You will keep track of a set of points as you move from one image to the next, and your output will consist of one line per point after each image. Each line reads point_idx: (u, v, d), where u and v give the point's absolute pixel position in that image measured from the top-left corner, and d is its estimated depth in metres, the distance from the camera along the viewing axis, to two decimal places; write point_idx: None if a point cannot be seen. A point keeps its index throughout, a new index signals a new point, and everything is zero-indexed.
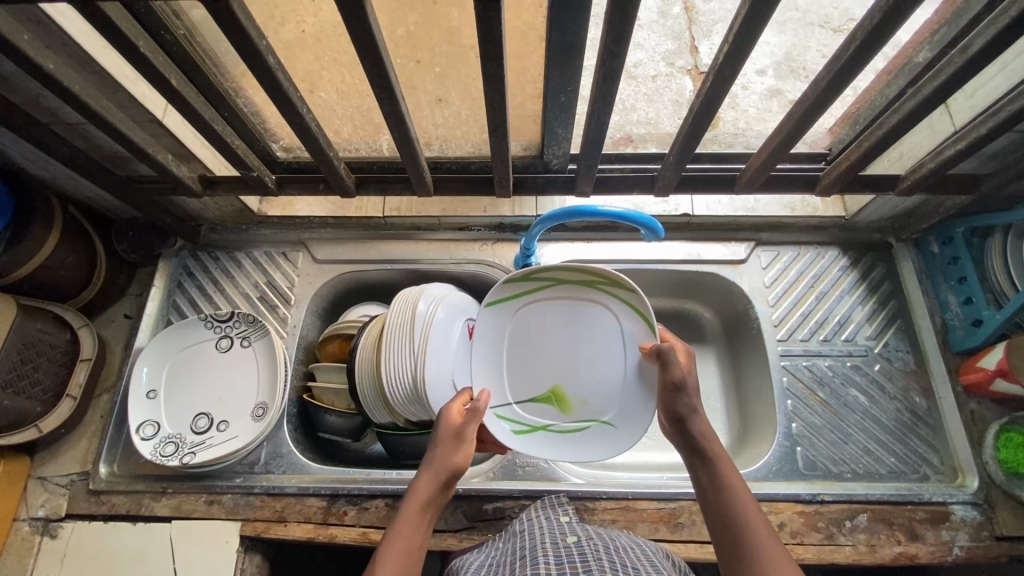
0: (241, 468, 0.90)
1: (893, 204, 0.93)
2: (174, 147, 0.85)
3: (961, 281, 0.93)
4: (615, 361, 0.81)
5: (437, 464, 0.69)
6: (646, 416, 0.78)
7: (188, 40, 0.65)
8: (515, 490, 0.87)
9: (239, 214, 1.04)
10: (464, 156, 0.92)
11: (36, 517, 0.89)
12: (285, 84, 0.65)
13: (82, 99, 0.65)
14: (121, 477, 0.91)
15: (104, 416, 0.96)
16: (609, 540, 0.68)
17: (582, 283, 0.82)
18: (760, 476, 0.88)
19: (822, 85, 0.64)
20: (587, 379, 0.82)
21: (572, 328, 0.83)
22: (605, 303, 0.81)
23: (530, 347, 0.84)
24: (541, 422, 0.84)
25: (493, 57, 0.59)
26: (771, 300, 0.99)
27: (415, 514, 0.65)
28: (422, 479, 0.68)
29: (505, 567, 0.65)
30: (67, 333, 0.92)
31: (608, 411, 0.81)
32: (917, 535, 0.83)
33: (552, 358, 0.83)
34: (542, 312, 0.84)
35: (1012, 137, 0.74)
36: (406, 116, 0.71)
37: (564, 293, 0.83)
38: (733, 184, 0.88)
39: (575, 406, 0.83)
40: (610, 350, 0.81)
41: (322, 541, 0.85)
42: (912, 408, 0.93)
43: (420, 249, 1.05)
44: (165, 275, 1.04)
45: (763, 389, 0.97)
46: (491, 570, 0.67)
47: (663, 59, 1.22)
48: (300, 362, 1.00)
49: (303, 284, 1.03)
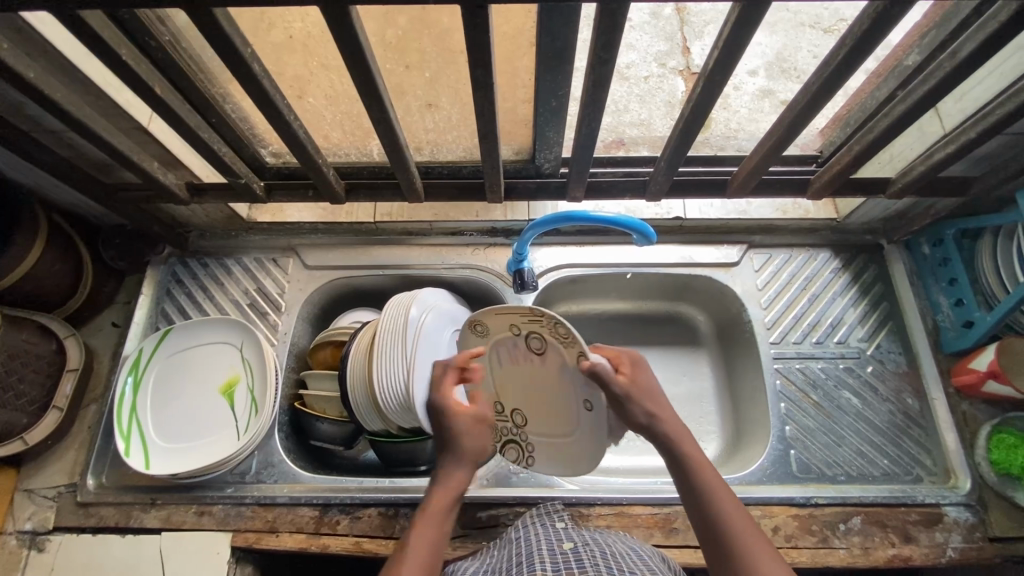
0: (231, 477, 0.89)
1: (884, 207, 0.93)
2: (161, 154, 0.84)
3: (951, 283, 0.93)
4: (208, 360, 0.95)
5: (455, 453, 0.69)
6: (265, 372, 0.91)
7: (171, 47, 0.64)
8: (510, 497, 0.86)
9: (228, 220, 1.03)
10: (456, 161, 0.89)
11: (23, 530, 0.87)
12: (271, 91, 0.64)
13: (63, 106, 0.64)
14: (109, 489, 0.89)
15: (91, 427, 0.95)
16: (603, 545, 0.68)
17: (155, 341, 0.94)
18: (755, 480, 0.88)
19: (812, 89, 0.64)
20: (209, 378, 0.94)
21: (166, 372, 0.94)
22: (175, 336, 0.95)
23: (172, 416, 0.91)
24: (246, 403, 0.91)
25: (482, 63, 0.59)
26: (763, 303, 0.99)
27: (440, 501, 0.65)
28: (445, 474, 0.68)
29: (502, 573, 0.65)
30: (53, 343, 0.90)
31: (239, 364, 0.94)
32: (911, 537, 0.83)
33: (188, 399, 0.92)
34: (146, 387, 0.92)
35: (1003, 139, 0.74)
36: (396, 122, 0.71)
37: (193, 340, 0.96)
38: (724, 189, 0.88)
39: (239, 393, 0.92)
40: (195, 353, 0.95)
41: (315, 551, 0.84)
42: (905, 409, 0.93)
43: (412, 254, 1.04)
44: (153, 282, 1.02)
45: (757, 392, 0.97)
46: None
47: (655, 60, 1.22)
48: (291, 370, 0.99)
49: (294, 291, 1.02)
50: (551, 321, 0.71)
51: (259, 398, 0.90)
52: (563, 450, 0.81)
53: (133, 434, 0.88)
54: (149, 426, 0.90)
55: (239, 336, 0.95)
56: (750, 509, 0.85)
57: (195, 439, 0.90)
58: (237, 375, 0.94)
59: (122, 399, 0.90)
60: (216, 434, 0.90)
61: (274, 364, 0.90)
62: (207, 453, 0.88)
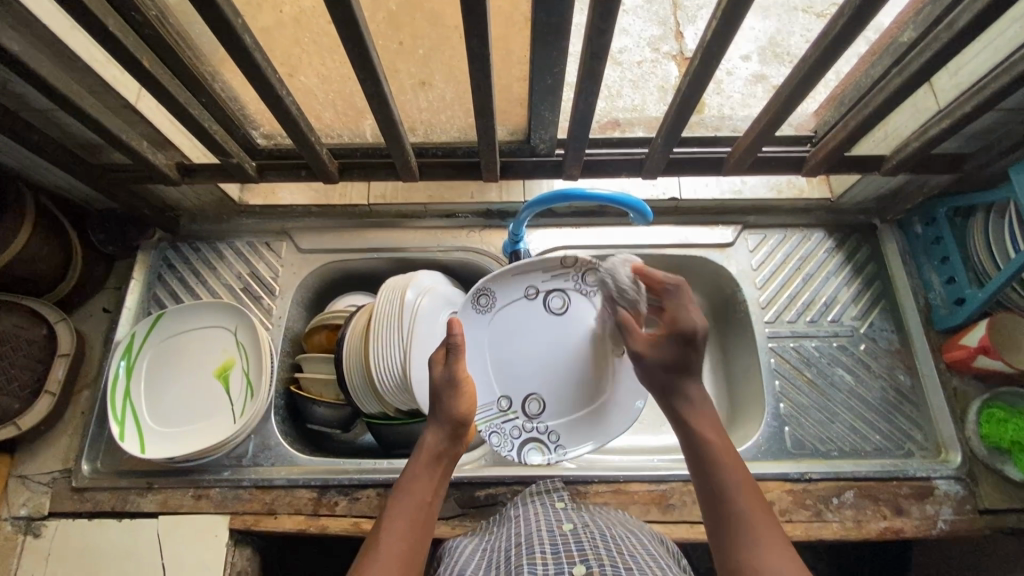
0: (228, 461, 0.89)
1: (877, 185, 0.94)
2: (149, 134, 0.82)
3: (944, 261, 0.94)
4: (201, 346, 0.94)
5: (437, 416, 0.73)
6: (260, 354, 0.90)
7: (160, 20, 0.62)
8: (507, 476, 0.87)
9: (219, 203, 1.01)
10: (450, 141, 0.91)
11: (18, 516, 0.87)
12: (262, 64, 0.62)
13: (47, 81, 0.62)
14: (104, 474, 0.89)
15: (85, 412, 0.94)
16: (605, 527, 0.68)
17: (148, 325, 0.93)
18: (750, 457, 0.89)
19: (807, 64, 0.64)
20: (203, 363, 0.93)
21: (159, 357, 0.93)
22: (171, 326, 0.94)
23: (167, 401, 0.90)
24: (242, 385, 0.91)
25: (478, 33, 0.58)
26: (758, 283, 1.00)
27: (424, 463, 0.69)
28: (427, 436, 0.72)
29: (501, 554, 0.65)
30: (43, 328, 0.89)
31: (233, 347, 0.93)
32: (902, 510, 0.85)
33: (183, 385, 0.92)
34: (140, 372, 0.92)
35: (997, 115, 0.74)
36: (389, 96, 0.69)
37: (185, 326, 0.95)
38: (721, 166, 0.87)
39: (233, 376, 0.92)
40: (187, 339, 0.94)
41: (314, 532, 0.84)
42: (898, 385, 0.94)
43: (407, 236, 1.04)
44: (144, 267, 1.01)
45: (752, 372, 0.98)
46: (486, 556, 0.67)
47: (648, 44, 1.20)
48: (286, 354, 0.99)
49: (288, 274, 1.01)
50: (580, 268, 0.86)
51: (254, 380, 0.90)
52: (604, 410, 0.87)
53: (127, 418, 0.88)
54: (144, 410, 0.89)
55: (233, 319, 0.94)
56: None
57: (191, 422, 0.89)
58: (231, 359, 0.93)
59: (115, 384, 0.89)
60: (212, 417, 0.89)
61: (269, 348, 0.90)
62: (204, 436, 0.87)
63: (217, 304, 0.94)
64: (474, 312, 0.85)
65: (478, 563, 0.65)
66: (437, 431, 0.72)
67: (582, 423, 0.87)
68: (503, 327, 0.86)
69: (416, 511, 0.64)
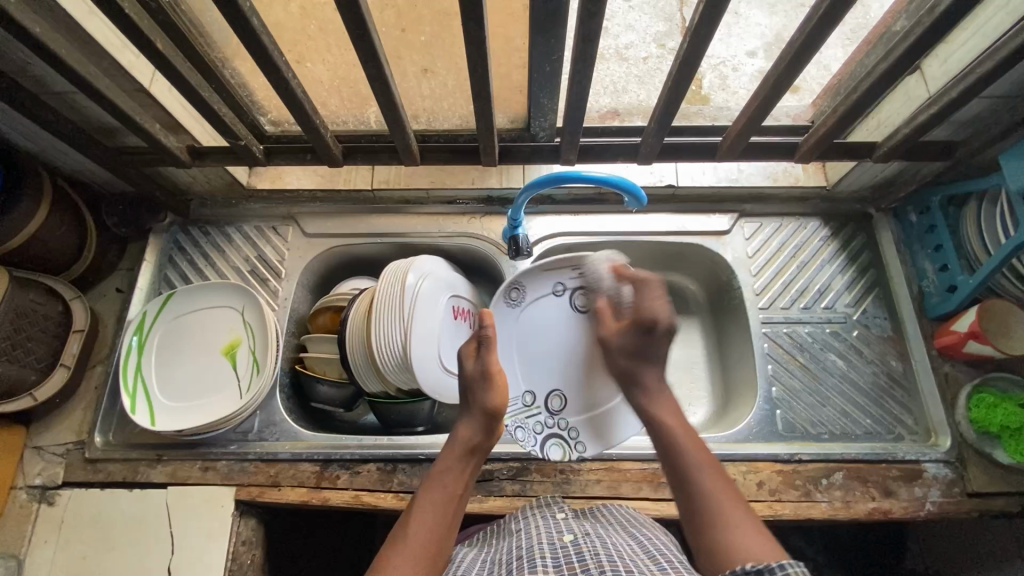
0: (234, 435, 0.92)
1: (873, 172, 0.95)
2: (162, 118, 0.85)
3: (937, 249, 0.95)
4: (212, 326, 0.97)
5: (471, 409, 0.77)
6: (267, 335, 0.92)
7: (173, 5, 0.65)
8: (502, 452, 0.90)
9: (228, 188, 1.05)
10: (452, 129, 0.93)
11: (33, 485, 0.90)
12: (270, 48, 0.65)
13: (66, 63, 0.65)
14: (116, 446, 0.92)
15: (98, 387, 0.97)
16: (606, 536, 0.68)
17: (158, 304, 0.96)
18: (742, 438, 0.91)
19: (793, 48, 0.65)
20: (215, 342, 0.96)
21: (169, 334, 0.96)
22: (187, 306, 0.98)
23: (176, 376, 0.94)
24: (249, 363, 0.94)
25: (474, 16, 0.60)
26: (753, 270, 1.01)
27: (454, 455, 0.74)
28: (463, 427, 0.77)
29: (502, 566, 0.65)
30: (59, 305, 0.92)
31: (240, 326, 0.96)
32: (891, 492, 0.86)
33: (192, 361, 0.95)
34: (150, 349, 0.95)
35: (987, 102, 0.76)
36: (391, 82, 0.72)
37: (197, 305, 0.98)
38: (715, 153, 0.89)
39: (241, 355, 0.95)
40: (198, 318, 0.97)
41: (315, 504, 0.87)
42: (889, 371, 0.95)
43: (410, 222, 1.06)
44: (156, 249, 1.04)
45: (746, 357, 1.00)
46: (487, 568, 0.67)
47: (654, 40, 1.22)
48: (292, 335, 1.02)
49: (294, 258, 1.04)
50: None
51: (260, 357, 0.93)
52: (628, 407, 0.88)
53: (138, 392, 0.91)
54: (154, 385, 0.93)
55: (240, 299, 0.97)
56: (736, 464, 0.88)
57: (199, 398, 0.92)
58: (238, 337, 0.96)
59: (127, 358, 0.92)
60: (219, 392, 0.92)
61: (274, 327, 0.93)
62: (211, 411, 0.91)
63: (225, 284, 0.96)
64: (506, 306, 0.90)
65: (480, 573, 0.66)
66: (473, 424, 0.76)
67: (603, 419, 0.88)
68: (530, 323, 0.90)
69: (447, 502, 0.69)
